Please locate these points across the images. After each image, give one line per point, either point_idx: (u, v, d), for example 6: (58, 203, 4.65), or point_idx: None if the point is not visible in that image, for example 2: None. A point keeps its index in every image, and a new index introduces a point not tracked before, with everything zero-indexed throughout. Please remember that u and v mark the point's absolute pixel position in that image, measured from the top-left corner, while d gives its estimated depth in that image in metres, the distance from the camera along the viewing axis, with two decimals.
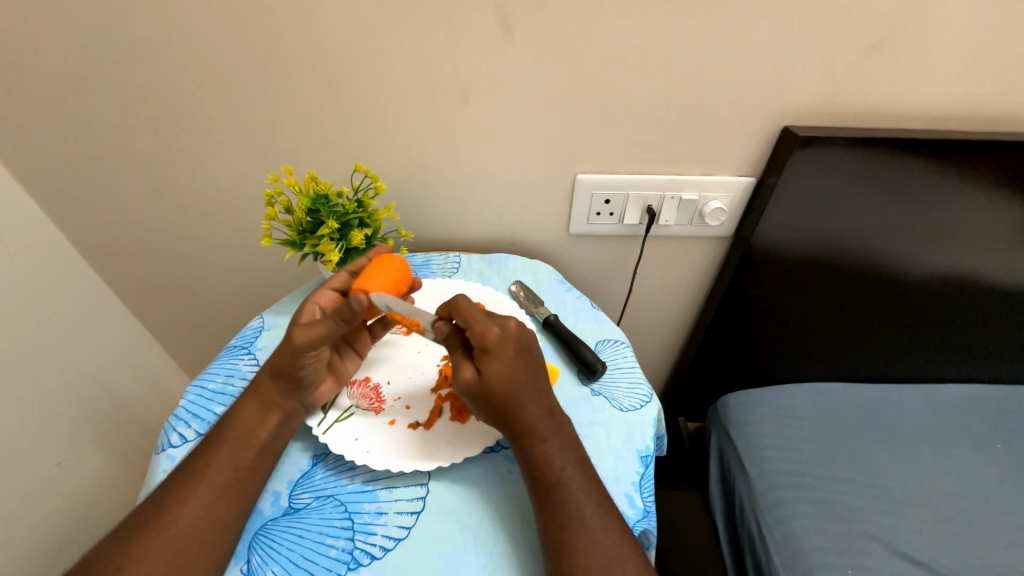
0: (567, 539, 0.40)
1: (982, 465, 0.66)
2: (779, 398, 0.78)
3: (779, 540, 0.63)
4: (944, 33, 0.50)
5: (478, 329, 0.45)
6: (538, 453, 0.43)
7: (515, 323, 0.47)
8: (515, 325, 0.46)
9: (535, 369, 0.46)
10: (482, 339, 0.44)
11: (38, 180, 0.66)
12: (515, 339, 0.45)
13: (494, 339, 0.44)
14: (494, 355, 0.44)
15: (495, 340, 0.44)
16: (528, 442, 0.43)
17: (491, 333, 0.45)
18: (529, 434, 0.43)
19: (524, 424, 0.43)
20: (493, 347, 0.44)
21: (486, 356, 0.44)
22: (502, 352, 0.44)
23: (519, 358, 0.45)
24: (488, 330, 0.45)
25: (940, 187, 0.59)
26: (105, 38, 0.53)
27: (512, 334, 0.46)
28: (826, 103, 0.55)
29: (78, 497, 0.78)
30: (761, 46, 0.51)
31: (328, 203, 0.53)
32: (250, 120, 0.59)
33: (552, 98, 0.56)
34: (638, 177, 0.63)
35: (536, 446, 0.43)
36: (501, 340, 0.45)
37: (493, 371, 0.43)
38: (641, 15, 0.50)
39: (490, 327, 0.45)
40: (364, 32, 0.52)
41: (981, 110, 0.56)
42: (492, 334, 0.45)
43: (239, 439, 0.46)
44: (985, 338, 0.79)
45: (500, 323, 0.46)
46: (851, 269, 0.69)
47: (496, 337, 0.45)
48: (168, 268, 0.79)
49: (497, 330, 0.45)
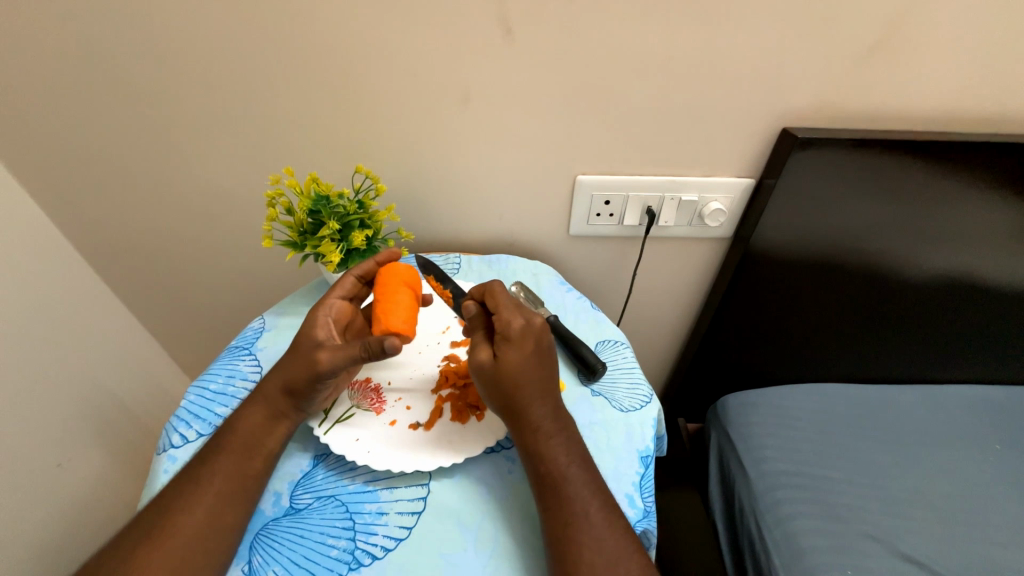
0: (570, 535, 0.40)
1: (981, 466, 0.66)
2: (779, 399, 0.78)
3: (779, 541, 0.63)
4: (943, 33, 0.50)
5: (504, 317, 0.46)
6: (542, 449, 0.43)
7: (541, 320, 0.47)
8: (539, 321, 0.47)
9: (549, 368, 0.46)
10: (506, 327, 0.46)
11: (36, 179, 0.66)
12: (536, 334, 0.46)
13: (516, 329, 0.45)
14: (513, 345, 0.45)
15: (519, 329, 0.46)
16: (532, 436, 0.43)
17: (515, 322, 0.46)
18: (535, 429, 0.44)
19: (529, 417, 0.44)
20: (515, 335, 0.45)
21: (506, 344, 0.45)
22: (521, 343, 0.45)
23: (536, 353, 0.45)
24: (512, 319, 0.46)
25: (940, 188, 0.60)
26: (104, 38, 0.53)
27: (536, 328, 0.47)
28: (826, 104, 0.56)
29: (78, 499, 0.78)
30: (759, 46, 0.52)
31: (330, 204, 0.53)
32: (250, 121, 0.59)
33: (552, 99, 0.56)
34: (638, 177, 0.63)
35: (542, 441, 0.43)
36: (523, 331, 0.46)
37: (507, 358, 0.44)
38: (640, 16, 0.50)
39: (515, 317, 0.46)
40: (365, 33, 0.52)
41: (980, 111, 0.56)
42: (517, 324, 0.46)
43: (248, 446, 0.45)
44: (985, 339, 0.79)
45: (526, 316, 0.47)
46: (850, 270, 0.69)
47: (518, 328, 0.46)
48: (166, 269, 0.78)
49: (522, 322, 0.46)
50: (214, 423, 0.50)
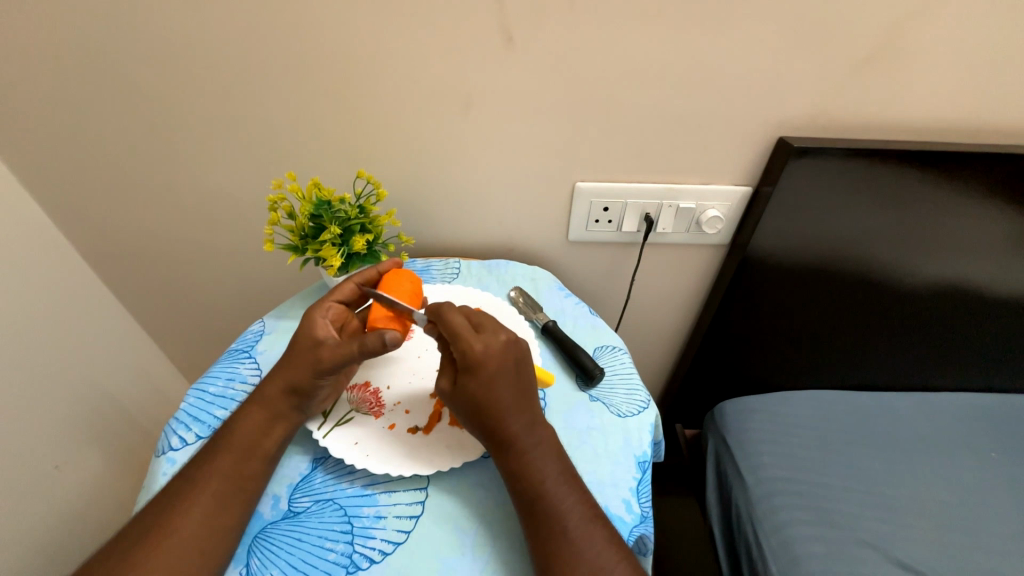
0: (551, 549, 0.40)
1: (976, 473, 0.67)
2: (776, 405, 0.79)
3: (775, 547, 0.63)
4: (934, 45, 0.51)
5: (462, 344, 0.45)
6: (517, 469, 0.43)
7: (503, 343, 0.46)
8: (501, 341, 0.46)
9: (521, 389, 0.45)
10: (464, 355, 0.45)
11: (40, 182, 0.66)
12: (498, 360, 0.45)
13: (475, 356, 0.45)
14: (472, 374, 0.44)
15: (477, 356, 0.45)
16: (505, 456, 0.43)
17: (475, 349, 0.45)
18: (507, 449, 0.43)
19: (502, 438, 0.44)
20: (473, 363, 0.44)
21: (466, 373, 0.45)
22: (481, 372, 0.44)
23: (500, 378, 0.44)
24: (472, 346, 0.45)
25: (934, 197, 0.60)
26: (110, 42, 0.54)
27: (496, 355, 0.45)
28: (821, 113, 0.56)
29: (74, 503, 0.77)
30: (755, 56, 0.52)
31: (331, 209, 0.54)
32: (253, 126, 0.60)
33: (551, 105, 0.57)
34: (637, 185, 0.63)
35: (516, 460, 0.43)
36: (482, 358, 0.44)
37: (467, 386, 0.44)
38: (637, 24, 0.51)
39: (474, 342, 0.45)
40: (366, 39, 0.53)
41: (973, 122, 0.57)
42: (476, 349, 0.45)
43: (246, 447, 0.45)
44: (981, 346, 0.79)
45: (486, 338, 0.46)
46: (846, 277, 0.70)
47: (477, 354, 0.45)
48: (166, 271, 0.79)
49: (481, 348, 0.45)
50: (213, 426, 0.50)
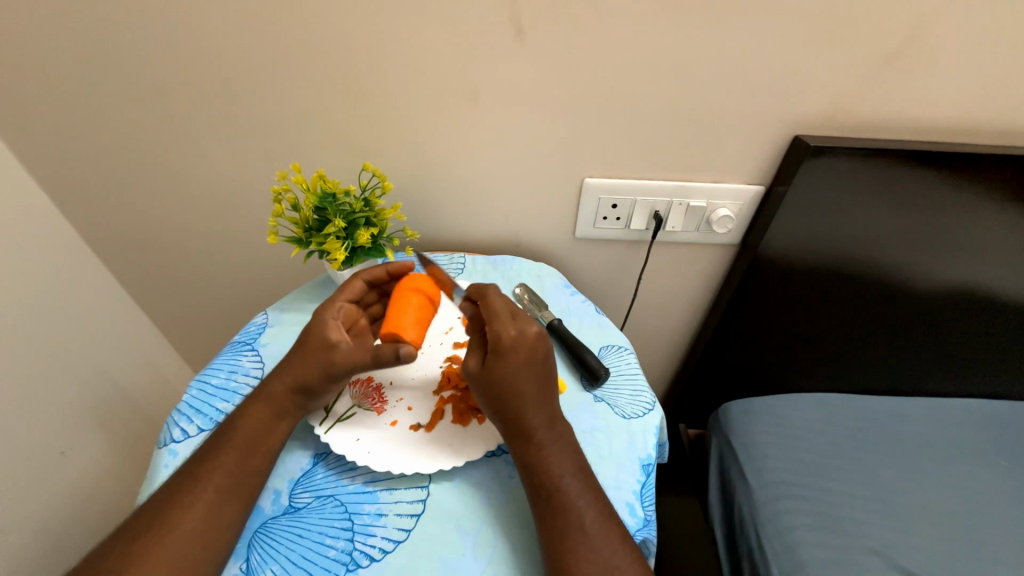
0: (564, 546, 0.39)
1: (986, 482, 0.66)
2: (783, 408, 0.78)
3: (778, 552, 0.62)
4: (960, 42, 0.49)
5: (496, 328, 0.45)
6: (535, 460, 0.43)
7: (536, 331, 0.46)
8: (536, 332, 0.46)
9: (547, 381, 0.45)
10: (496, 339, 0.45)
11: (43, 168, 0.66)
12: (530, 346, 0.45)
13: (507, 341, 0.44)
14: (501, 357, 0.44)
15: (509, 342, 0.44)
16: (524, 446, 0.43)
17: (508, 334, 0.45)
18: (526, 441, 0.43)
19: (523, 429, 0.43)
20: (504, 348, 0.44)
21: (494, 354, 0.45)
22: (513, 355, 0.44)
23: (528, 364, 0.44)
24: (505, 330, 0.45)
25: (953, 199, 0.59)
26: (112, 27, 0.53)
27: (529, 341, 0.45)
28: (838, 111, 0.55)
29: (77, 489, 0.78)
30: (770, 50, 0.51)
31: (336, 201, 0.53)
32: (257, 115, 0.59)
33: (560, 99, 0.56)
34: (646, 182, 0.62)
35: (534, 453, 0.43)
36: (514, 343, 0.44)
37: (493, 369, 0.44)
38: (651, 16, 0.49)
39: (509, 328, 0.45)
40: (373, 29, 0.51)
41: (998, 123, 0.55)
42: (509, 336, 0.45)
43: (249, 443, 0.45)
44: (992, 352, 0.78)
45: (521, 326, 0.46)
46: (858, 279, 0.69)
47: (509, 340, 0.45)
48: (169, 260, 0.78)
49: (514, 334, 0.45)
50: (215, 419, 0.50)
